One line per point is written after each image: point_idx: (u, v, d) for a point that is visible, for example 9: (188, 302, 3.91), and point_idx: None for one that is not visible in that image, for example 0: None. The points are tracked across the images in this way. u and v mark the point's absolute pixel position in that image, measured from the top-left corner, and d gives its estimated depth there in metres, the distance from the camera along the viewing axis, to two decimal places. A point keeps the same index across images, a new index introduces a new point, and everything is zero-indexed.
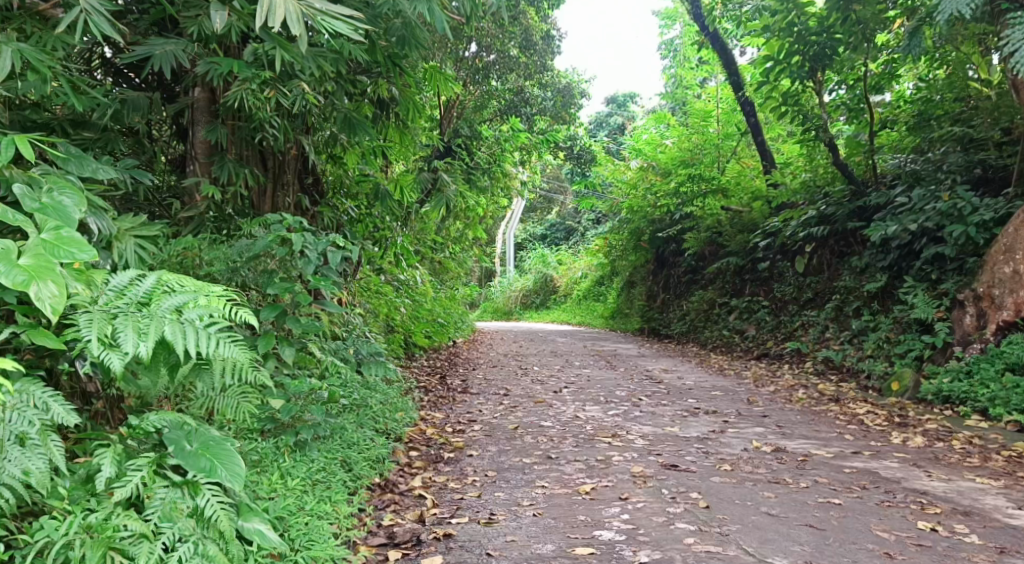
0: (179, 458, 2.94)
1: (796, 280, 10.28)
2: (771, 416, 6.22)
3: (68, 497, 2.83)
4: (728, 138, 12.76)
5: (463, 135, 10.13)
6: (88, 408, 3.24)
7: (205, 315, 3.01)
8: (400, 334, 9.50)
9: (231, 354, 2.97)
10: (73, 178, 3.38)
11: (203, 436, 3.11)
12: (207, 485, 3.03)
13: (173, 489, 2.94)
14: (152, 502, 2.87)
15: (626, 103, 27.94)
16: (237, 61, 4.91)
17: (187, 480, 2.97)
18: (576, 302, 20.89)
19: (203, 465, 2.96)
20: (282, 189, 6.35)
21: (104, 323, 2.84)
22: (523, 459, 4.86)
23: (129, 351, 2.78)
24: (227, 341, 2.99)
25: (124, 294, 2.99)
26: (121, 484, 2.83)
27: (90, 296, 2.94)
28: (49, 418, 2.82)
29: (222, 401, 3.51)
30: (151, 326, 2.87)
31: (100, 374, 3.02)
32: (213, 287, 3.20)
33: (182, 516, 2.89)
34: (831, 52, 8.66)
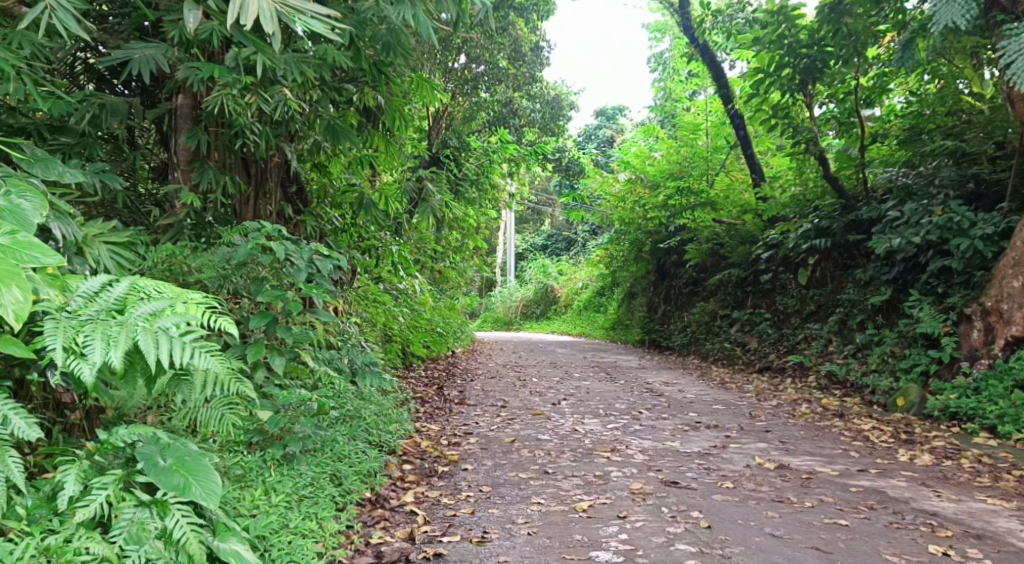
0: (152, 475, 2.82)
1: (798, 292, 10.14)
2: (774, 431, 6.09)
3: (27, 517, 2.70)
4: (717, 150, 12.72)
5: (452, 146, 11.65)
6: (62, 419, 3.12)
7: (182, 323, 2.89)
8: (398, 344, 9.38)
9: (209, 366, 2.85)
10: (32, 179, 3.22)
11: (178, 451, 2.99)
12: (177, 505, 2.90)
13: (141, 509, 2.82)
14: (118, 523, 2.75)
15: (615, 115, 27.75)
16: (219, 67, 4.98)
17: (156, 499, 2.86)
18: (576, 314, 20.78)
19: (177, 482, 2.83)
20: (264, 198, 6.25)
21: (71, 331, 2.73)
22: (519, 473, 4.73)
23: (97, 360, 2.66)
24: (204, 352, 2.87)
25: (96, 300, 2.88)
26: (84, 504, 2.72)
27: (62, 302, 2.82)
28: (8, 432, 2.69)
29: (206, 413, 3.41)
30: (121, 335, 2.75)
31: (72, 385, 2.91)
32: (192, 294, 3.09)
33: (150, 538, 2.77)
34: (822, 65, 8.73)
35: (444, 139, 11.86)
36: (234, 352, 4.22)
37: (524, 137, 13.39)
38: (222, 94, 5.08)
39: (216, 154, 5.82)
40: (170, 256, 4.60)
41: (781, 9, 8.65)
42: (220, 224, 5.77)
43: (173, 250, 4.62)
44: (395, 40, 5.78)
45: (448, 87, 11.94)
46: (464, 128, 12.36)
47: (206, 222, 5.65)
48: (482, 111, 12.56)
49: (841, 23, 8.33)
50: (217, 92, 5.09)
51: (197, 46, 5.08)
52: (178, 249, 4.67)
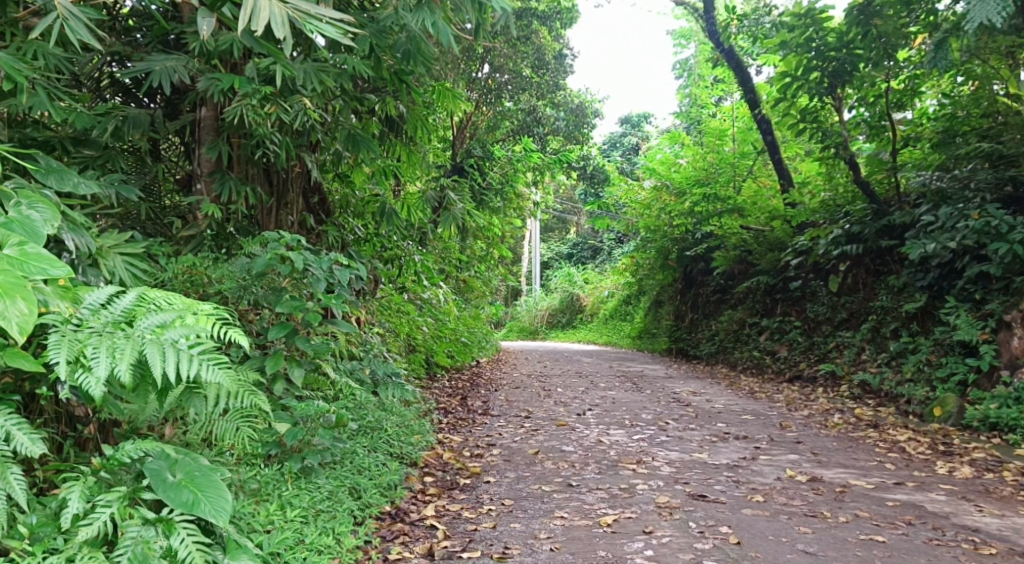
0: (160, 491, 2.78)
1: (829, 299, 9.92)
2: (806, 442, 5.93)
3: (30, 537, 2.66)
4: (744, 156, 12.44)
5: (476, 156, 11.60)
6: (73, 434, 3.09)
7: (189, 336, 2.86)
8: (422, 354, 9.32)
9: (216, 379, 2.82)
10: (44, 191, 3.19)
11: (189, 467, 2.95)
12: (183, 523, 2.84)
13: (146, 527, 2.76)
14: (122, 542, 2.69)
15: (641, 123, 27.59)
16: (239, 78, 4.97)
17: (161, 517, 2.80)
18: (603, 323, 20.61)
19: (185, 499, 2.79)
20: (284, 209, 6.23)
21: (77, 344, 2.70)
22: (542, 486, 4.63)
23: (102, 373, 2.63)
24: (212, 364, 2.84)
25: (103, 312, 2.86)
26: (87, 522, 2.67)
27: (71, 314, 2.80)
28: (11, 449, 2.65)
29: (221, 426, 3.37)
30: (127, 347, 2.73)
31: (82, 399, 2.89)
32: (202, 305, 3.06)
33: (155, 557, 2.71)
34: (851, 68, 8.58)
35: (468, 149, 11.85)
36: (251, 364, 4.19)
37: (549, 145, 13.32)
38: (242, 105, 5.06)
39: (237, 165, 5.82)
40: (190, 267, 4.60)
41: (808, 11, 8.51)
42: (241, 235, 5.77)
43: (193, 261, 4.62)
44: (415, 48, 5.70)
45: (472, 97, 11.91)
46: (488, 137, 12.34)
47: (226, 233, 5.66)
48: (506, 119, 12.53)
49: (870, 25, 8.13)
50: (237, 102, 5.08)
51: (216, 57, 5.07)
52: (199, 260, 4.67)
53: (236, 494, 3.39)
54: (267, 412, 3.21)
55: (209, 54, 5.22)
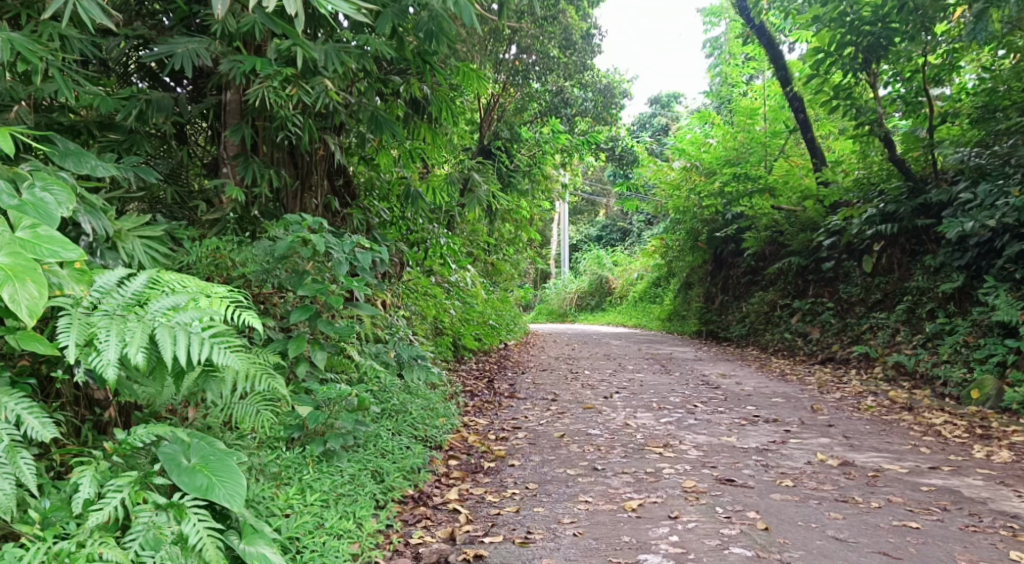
0: (175, 476, 2.79)
1: (863, 280, 9.71)
2: (837, 425, 5.80)
3: (42, 521, 2.69)
4: (775, 135, 12.28)
5: (504, 138, 11.76)
6: (93, 418, 3.13)
7: (201, 319, 2.87)
8: (449, 337, 9.30)
9: (229, 363, 2.84)
10: (61, 173, 3.20)
11: (203, 451, 2.96)
12: (195, 509, 2.84)
13: (158, 512, 2.77)
14: (134, 527, 2.70)
15: (671, 102, 27.12)
16: (261, 59, 4.96)
17: (173, 503, 2.80)
18: (632, 305, 20.45)
19: (200, 483, 2.80)
20: (308, 191, 6.21)
21: (85, 328, 2.72)
22: (567, 470, 4.58)
23: (111, 356, 2.65)
24: (225, 348, 2.85)
25: (113, 294, 2.87)
26: (97, 507, 2.69)
27: (83, 296, 2.82)
28: (20, 433, 2.67)
29: (240, 409, 3.38)
30: (138, 330, 2.74)
31: (98, 382, 2.92)
32: (216, 288, 3.08)
33: (166, 543, 2.71)
34: (887, 42, 8.32)
35: (496, 131, 11.83)
36: (275, 347, 4.19)
37: (576, 126, 13.20)
38: (264, 87, 5.03)
39: (262, 149, 5.81)
40: (214, 251, 4.55)
41: None
42: (266, 218, 5.77)
43: (217, 244, 4.56)
44: (437, 28, 5.63)
45: (499, 79, 11.77)
46: (516, 120, 12.21)
47: (250, 216, 5.67)
48: (533, 101, 12.44)
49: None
50: (258, 84, 5.05)
51: (239, 39, 5.06)
52: (223, 243, 4.65)
53: (257, 478, 3.38)
54: (287, 396, 3.22)
55: (231, 37, 5.20)
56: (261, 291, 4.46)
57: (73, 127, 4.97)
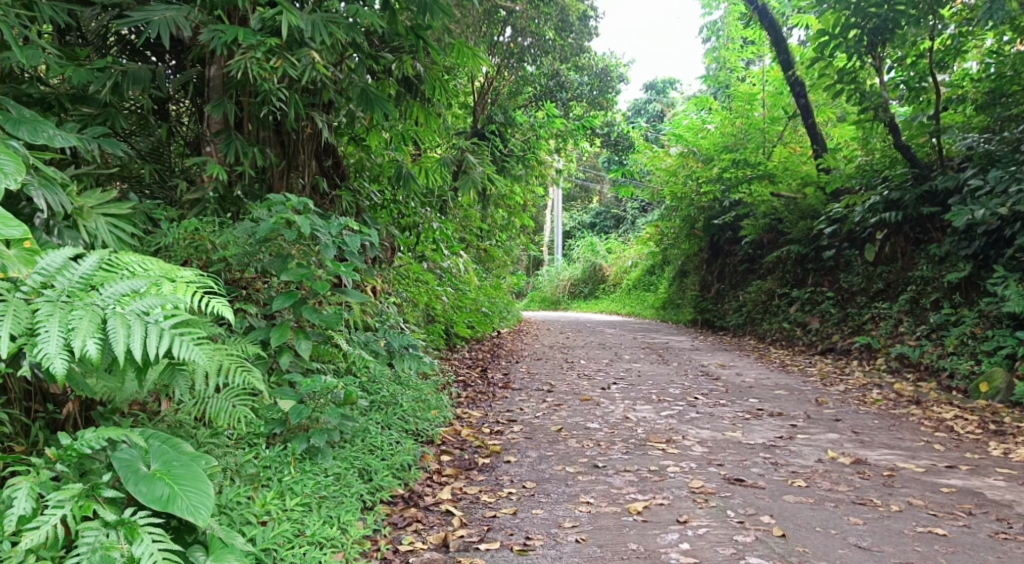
0: (131, 486, 2.57)
1: (864, 269, 9.50)
2: (845, 420, 5.58)
3: None
4: (774, 121, 11.93)
5: (498, 122, 11.51)
6: (46, 416, 2.90)
7: (158, 308, 2.66)
8: (441, 324, 9.03)
9: (195, 358, 2.65)
10: (14, 144, 2.93)
11: (165, 457, 2.74)
12: (149, 528, 2.59)
13: (106, 530, 2.53)
14: (78, 548, 2.47)
15: (666, 89, 26.77)
16: (243, 29, 4.67)
17: (123, 520, 2.55)
18: (626, 293, 20.23)
19: (159, 494, 2.58)
20: (294, 171, 5.90)
21: (24, 316, 2.50)
22: (566, 467, 4.34)
23: (51, 348, 2.44)
24: (189, 342, 2.66)
25: (58, 277, 2.65)
26: (34, 526, 2.44)
27: (23, 280, 2.59)
28: None
29: (214, 405, 3.14)
30: (85, 320, 2.53)
31: (46, 378, 2.70)
32: (181, 273, 2.88)
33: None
34: (893, 25, 8.06)
35: (489, 115, 11.56)
36: (256, 336, 3.92)
37: (572, 111, 13.04)
38: (246, 58, 4.73)
39: (246, 127, 5.52)
40: (192, 233, 4.32)
41: None
42: (249, 199, 5.46)
43: (195, 226, 4.33)
44: None
45: (493, 63, 11.43)
46: (511, 103, 11.92)
47: (233, 197, 5.38)
48: (528, 84, 12.19)
49: None
50: (240, 56, 4.75)
51: (221, 8, 4.78)
52: (203, 225, 4.38)
53: (232, 480, 3.14)
54: (265, 391, 3.00)
55: (213, 5, 4.91)
56: (242, 275, 4.20)
57: (43, 100, 4.75)
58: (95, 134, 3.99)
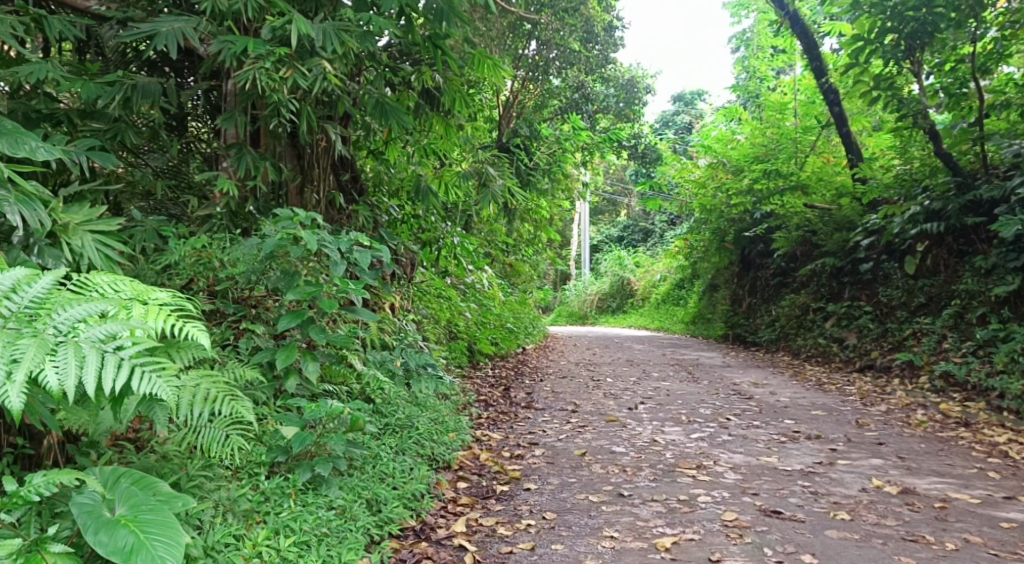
0: (91, 537, 2.46)
1: (904, 282, 9.13)
2: (889, 444, 5.24)
3: None
4: (807, 131, 11.61)
5: (523, 135, 11.33)
6: (13, 450, 2.74)
7: (115, 337, 2.57)
8: (464, 341, 8.81)
9: (156, 392, 2.53)
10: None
11: (133, 500, 2.62)
12: None
13: None
14: None
15: (694, 100, 26.43)
16: (252, 39, 4.55)
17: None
18: (655, 307, 19.88)
19: (122, 544, 2.47)
20: (309, 186, 5.70)
21: None
22: (589, 496, 4.08)
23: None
24: (151, 375, 2.55)
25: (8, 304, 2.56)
26: None
27: None
28: None
29: (207, 434, 2.98)
30: (35, 351, 2.43)
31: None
32: (148, 298, 2.83)
33: None
34: (932, 29, 7.76)
35: (515, 129, 11.38)
36: (261, 358, 3.76)
37: (598, 123, 12.83)
38: (254, 68, 4.57)
39: (262, 142, 5.38)
40: (199, 250, 4.24)
41: None
42: (261, 215, 5.28)
43: (203, 244, 4.25)
44: (447, 5, 5.29)
45: (517, 76, 11.26)
46: (536, 116, 11.76)
47: (244, 213, 5.19)
48: (554, 98, 12.03)
49: None
50: (249, 66, 4.60)
51: (231, 17, 4.66)
52: (211, 243, 4.30)
53: (224, 517, 2.96)
54: (252, 421, 2.98)
55: (222, 16, 4.80)
56: (249, 293, 4.06)
57: (53, 115, 4.66)
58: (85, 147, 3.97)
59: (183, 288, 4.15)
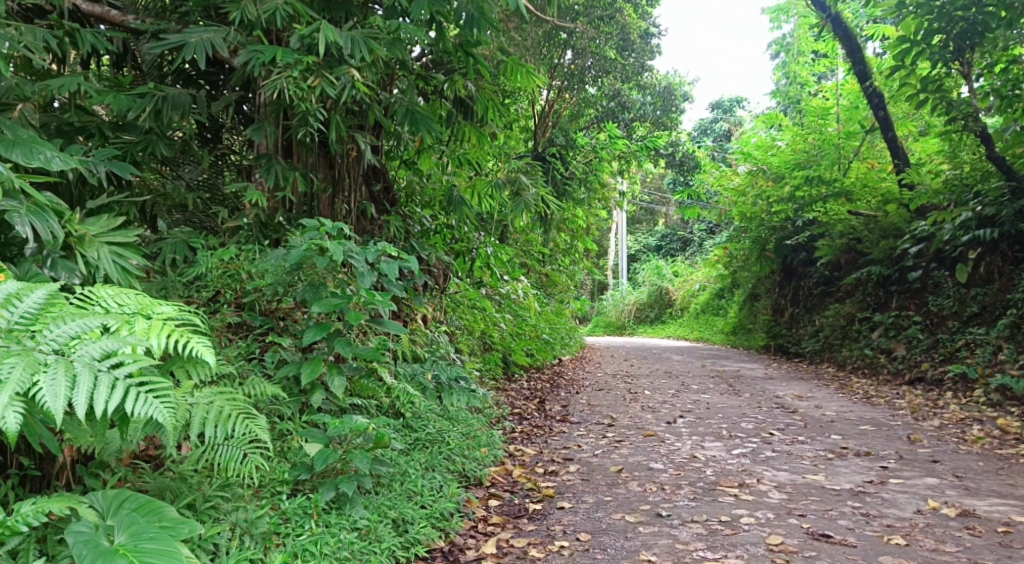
0: None
1: (955, 291, 8.79)
2: (944, 461, 4.97)
3: None
4: (850, 136, 11.30)
5: (558, 144, 11.21)
6: (20, 472, 2.70)
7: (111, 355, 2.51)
8: (498, 352, 8.68)
9: (153, 414, 2.46)
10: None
11: (134, 529, 2.54)
12: None
13: None
14: None
15: (733, 107, 25.99)
16: (281, 48, 4.51)
17: None
18: (694, 317, 19.55)
19: None
20: (339, 196, 5.60)
21: None
22: (626, 516, 3.91)
23: None
24: (147, 396, 2.48)
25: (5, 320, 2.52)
26: None
27: None
28: None
29: (225, 452, 2.94)
30: (27, 370, 2.38)
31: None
32: (150, 313, 2.79)
33: None
34: (982, 28, 7.46)
35: (551, 138, 11.24)
36: (286, 372, 3.68)
37: (635, 131, 12.62)
38: (282, 77, 4.51)
39: (294, 153, 5.31)
40: (226, 261, 4.19)
41: None
42: (291, 225, 5.16)
43: (230, 255, 4.19)
44: (477, 11, 5.20)
45: (552, 86, 11.14)
46: (571, 125, 11.65)
47: (274, 223, 5.05)
48: (589, 106, 11.87)
49: None
50: (276, 75, 4.53)
51: (260, 27, 4.62)
52: (239, 254, 4.25)
53: (241, 540, 2.89)
54: (269, 441, 2.95)
55: (251, 26, 4.76)
56: (275, 305, 3.99)
57: (85, 129, 4.66)
58: (103, 157, 4.01)
59: (210, 301, 4.12)
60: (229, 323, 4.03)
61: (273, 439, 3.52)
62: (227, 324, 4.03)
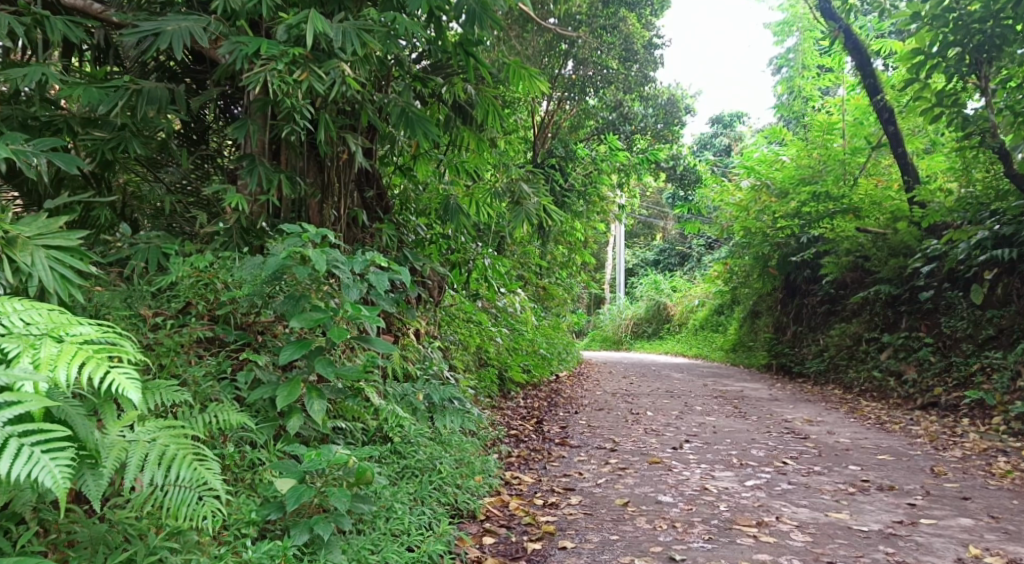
0: None
1: (970, 313, 8.45)
2: (976, 498, 4.60)
3: None
4: (855, 152, 10.97)
5: (558, 156, 10.94)
6: None
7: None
8: (493, 369, 8.29)
9: (41, 478, 2.24)
10: None
11: None
12: None
13: None
14: None
15: (733, 122, 25.65)
16: (266, 40, 4.16)
17: None
18: (693, 334, 19.22)
19: None
20: (328, 202, 5.20)
21: None
22: (634, 560, 3.55)
23: None
24: (36, 458, 2.26)
25: None
26: None
27: None
28: None
29: (173, 495, 2.67)
30: None
31: None
32: (62, 339, 2.54)
33: None
34: (1001, 41, 7.13)
35: (550, 149, 11.13)
36: (260, 395, 3.33)
37: (636, 144, 12.29)
38: (266, 70, 4.15)
39: (281, 154, 4.94)
40: (200, 270, 3.82)
41: None
42: (275, 232, 4.77)
43: (205, 263, 3.83)
44: (479, 7, 4.86)
45: (553, 96, 10.79)
46: (572, 137, 11.31)
47: (257, 229, 4.67)
48: (590, 118, 11.51)
49: None
50: (259, 68, 4.18)
51: (244, 16, 4.29)
52: (215, 263, 3.89)
53: None
54: (222, 484, 2.70)
55: (235, 15, 4.41)
56: (251, 317, 3.62)
57: (52, 124, 4.30)
58: (42, 148, 3.76)
59: (181, 313, 3.74)
60: (199, 338, 3.64)
61: (242, 470, 3.19)
62: (197, 339, 3.64)
